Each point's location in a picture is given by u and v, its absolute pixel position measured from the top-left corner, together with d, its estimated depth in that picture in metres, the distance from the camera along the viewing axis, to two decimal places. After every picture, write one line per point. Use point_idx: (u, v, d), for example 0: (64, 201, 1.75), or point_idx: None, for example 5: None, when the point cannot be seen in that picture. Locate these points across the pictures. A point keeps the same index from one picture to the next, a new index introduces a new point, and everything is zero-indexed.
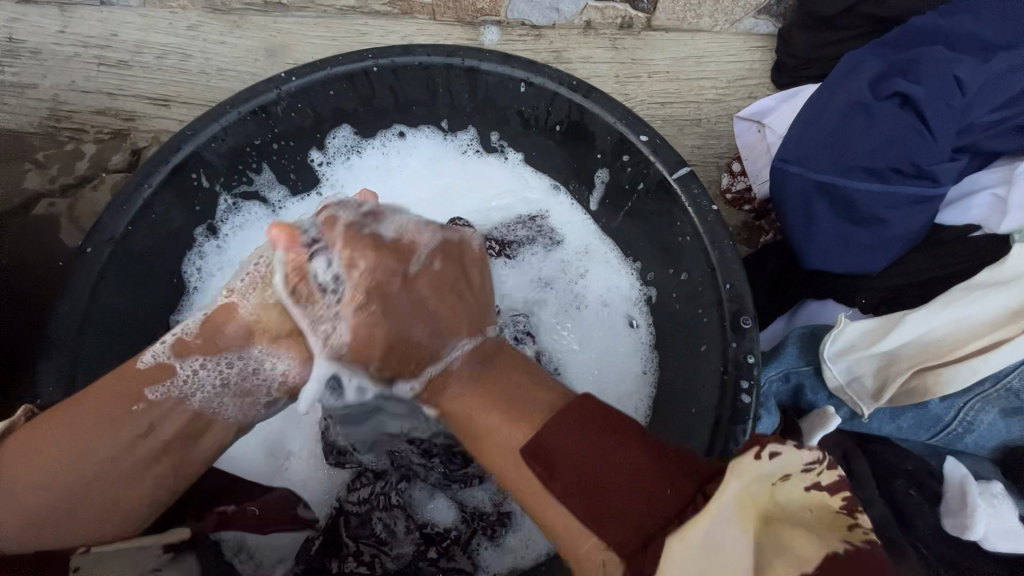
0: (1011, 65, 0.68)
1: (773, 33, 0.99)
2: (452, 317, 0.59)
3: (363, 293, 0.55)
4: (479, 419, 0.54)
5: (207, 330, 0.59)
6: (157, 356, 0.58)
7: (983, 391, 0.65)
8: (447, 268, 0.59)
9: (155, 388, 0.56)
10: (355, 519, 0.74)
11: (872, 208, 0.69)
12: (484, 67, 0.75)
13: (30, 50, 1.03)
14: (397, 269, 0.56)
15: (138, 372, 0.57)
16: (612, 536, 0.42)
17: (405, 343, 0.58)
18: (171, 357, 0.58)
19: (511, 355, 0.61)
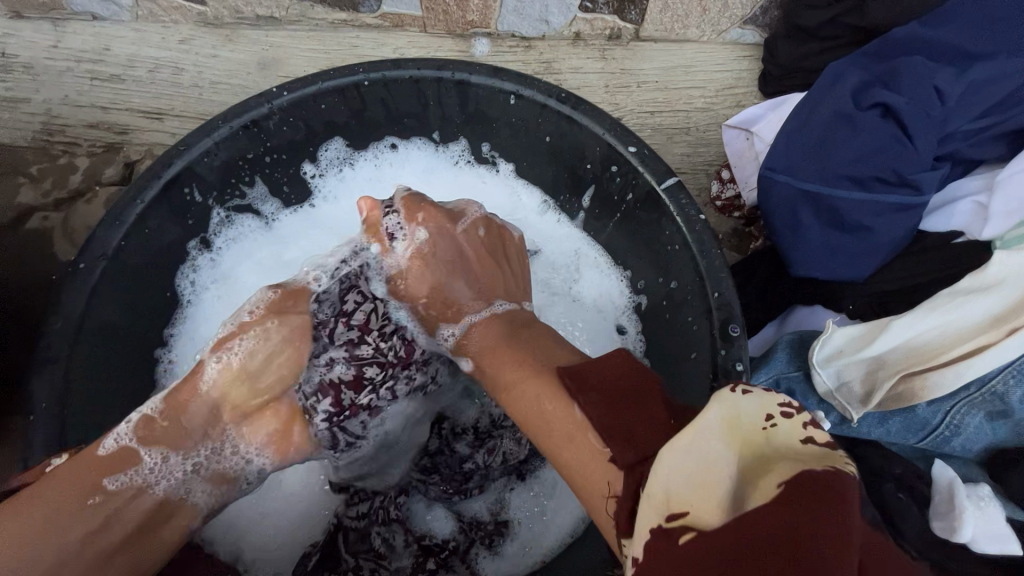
0: (990, 73, 0.69)
1: (759, 43, 1.01)
2: (494, 281, 0.67)
3: (421, 250, 0.66)
4: (504, 372, 0.58)
5: (173, 411, 0.58)
6: (120, 442, 0.55)
7: (969, 395, 0.65)
8: (490, 238, 0.70)
9: (116, 480, 0.54)
10: (354, 535, 0.74)
11: (857, 215, 0.70)
12: (474, 79, 0.76)
13: (23, 65, 1.03)
14: (448, 227, 0.68)
15: (101, 456, 0.54)
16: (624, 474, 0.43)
17: (451, 300, 0.66)
18: (135, 441, 0.56)
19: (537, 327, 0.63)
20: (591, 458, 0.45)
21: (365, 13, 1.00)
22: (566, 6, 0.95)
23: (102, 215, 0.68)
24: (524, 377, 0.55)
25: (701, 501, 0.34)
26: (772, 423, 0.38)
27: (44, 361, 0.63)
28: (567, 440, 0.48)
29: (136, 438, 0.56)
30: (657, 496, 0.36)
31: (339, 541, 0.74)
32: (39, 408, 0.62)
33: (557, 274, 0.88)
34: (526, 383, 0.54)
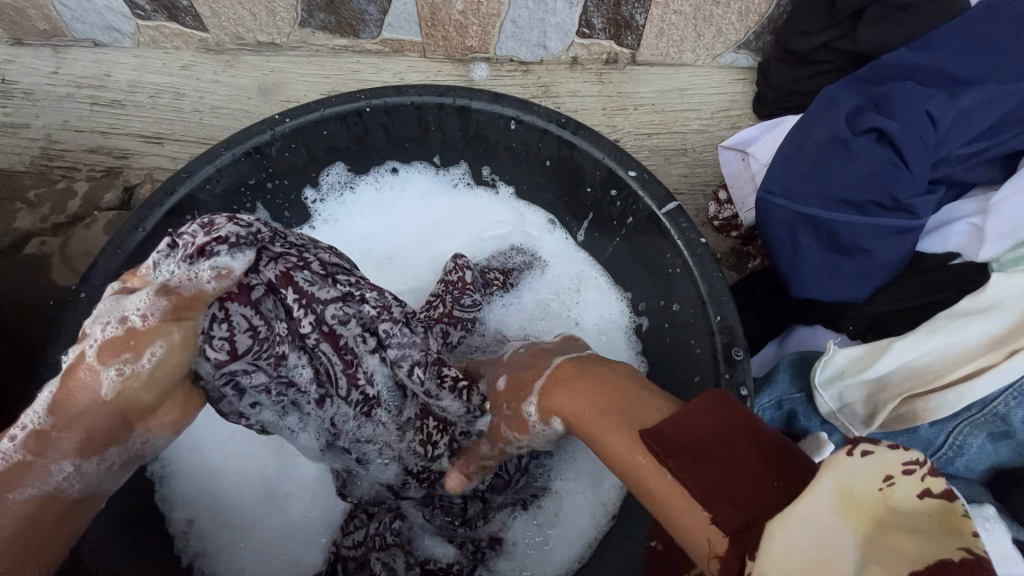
0: (981, 99, 0.71)
1: (753, 66, 1.02)
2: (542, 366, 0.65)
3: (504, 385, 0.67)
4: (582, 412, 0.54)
5: (64, 414, 0.51)
6: (10, 458, 0.51)
7: (970, 415, 0.66)
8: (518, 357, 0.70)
9: (22, 491, 0.51)
10: (352, 563, 0.71)
11: (855, 237, 0.71)
12: (475, 105, 0.77)
13: (23, 92, 1.03)
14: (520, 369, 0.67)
15: None
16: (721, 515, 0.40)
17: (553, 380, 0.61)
18: (23, 452, 0.51)
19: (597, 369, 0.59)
20: (687, 506, 0.43)
21: (365, 40, 1.01)
22: (563, 32, 0.97)
23: (103, 243, 0.68)
24: (604, 421, 0.51)
25: None
26: (890, 485, 0.36)
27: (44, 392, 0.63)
28: (654, 483, 0.46)
29: (25, 449, 0.51)
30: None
31: (337, 571, 0.71)
32: None
33: (562, 293, 0.89)
34: (610, 432, 0.50)
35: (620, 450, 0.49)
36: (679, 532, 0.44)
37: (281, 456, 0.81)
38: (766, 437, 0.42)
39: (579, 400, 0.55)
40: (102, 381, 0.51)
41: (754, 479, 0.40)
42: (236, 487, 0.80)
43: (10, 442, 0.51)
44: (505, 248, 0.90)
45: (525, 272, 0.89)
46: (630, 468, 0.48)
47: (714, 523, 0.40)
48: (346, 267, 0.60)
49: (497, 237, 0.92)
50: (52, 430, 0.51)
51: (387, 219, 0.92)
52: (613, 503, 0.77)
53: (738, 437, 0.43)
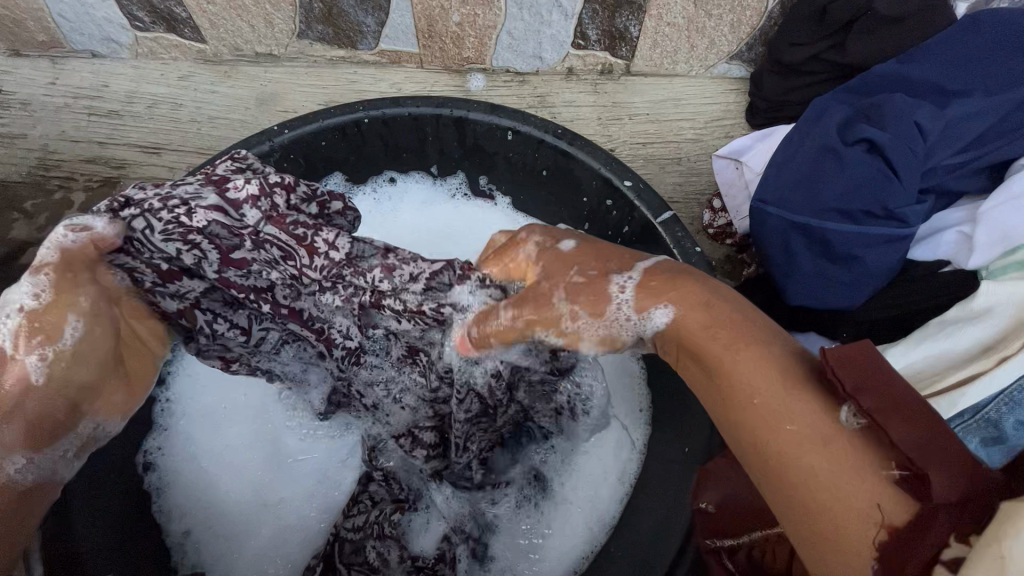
0: (969, 109, 0.72)
1: (745, 76, 1.04)
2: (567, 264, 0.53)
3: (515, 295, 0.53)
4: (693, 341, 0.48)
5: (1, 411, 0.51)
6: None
7: (963, 421, 0.61)
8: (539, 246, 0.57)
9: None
10: (349, 545, 0.69)
11: (847, 246, 0.72)
12: (472, 116, 0.78)
13: (21, 102, 1.04)
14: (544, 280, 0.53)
15: None
16: (920, 486, 0.37)
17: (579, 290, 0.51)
18: None
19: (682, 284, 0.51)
20: (850, 474, 0.39)
21: (362, 51, 1.02)
22: (559, 43, 0.98)
23: None
24: (743, 368, 0.45)
25: None
26: None
27: None
28: (801, 448, 0.41)
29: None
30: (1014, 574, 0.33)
31: (336, 551, 0.69)
32: None
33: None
34: (745, 367, 0.45)
35: (751, 388, 0.44)
36: (808, 493, 0.40)
37: (281, 462, 0.81)
38: (925, 409, 0.38)
39: (704, 336, 0.47)
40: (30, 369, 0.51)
41: (957, 453, 0.37)
42: (233, 489, 0.80)
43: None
44: None
45: None
46: (764, 415, 0.43)
47: (904, 488, 0.38)
48: (282, 248, 0.54)
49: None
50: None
51: (385, 228, 0.93)
52: (610, 511, 0.78)
53: (927, 412, 0.38)
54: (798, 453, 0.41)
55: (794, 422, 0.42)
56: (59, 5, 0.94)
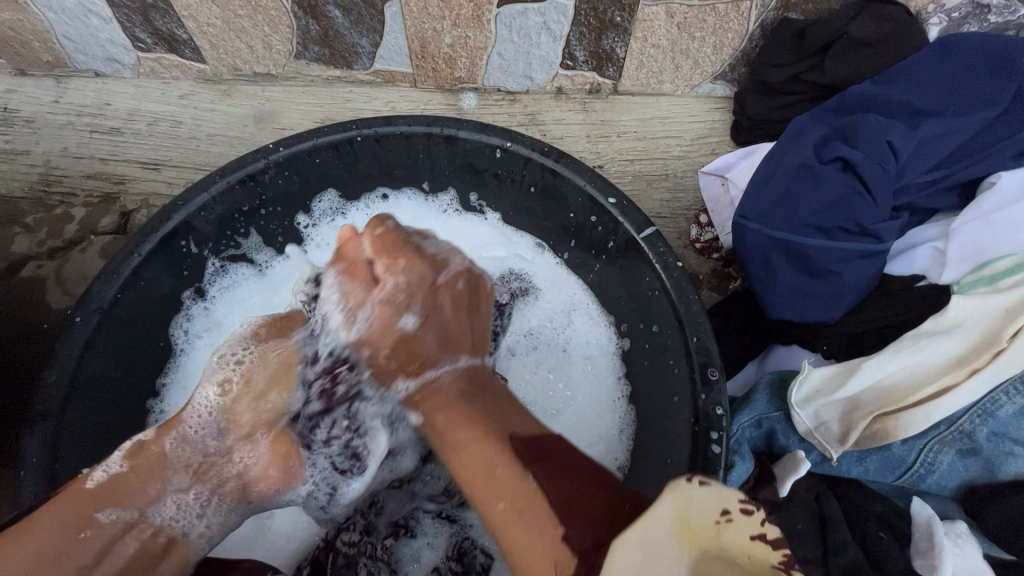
0: (940, 130, 0.75)
1: (729, 95, 1.07)
2: (457, 328, 0.62)
3: (392, 292, 0.61)
4: (459, 430, 0.54)
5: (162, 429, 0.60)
6: (112, 470, 0.57)
7: (938, 433, 0.69)
8: (467, 292, 0.64)
9: (110, 512, 0.55)
10: (342, 561, 0.73)
11: (825, 261, 0.74)
12: (462, 135, 0.81)
13: (25, 119, 1.07)
14: (427, 276, 0.62)
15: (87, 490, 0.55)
16: (573, 528, 0.44)
17: (417, 346, 0.61)
18: (123, 463, 0.58)
19: (498, 389, 0.60)
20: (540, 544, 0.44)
21: (358, 71, 1.05)
22: (548, 64, 1.01)
23: (100, 268, 0.70)
24: (480, 477, 0.51)
25: None
26: (727, 519, 0.39)
27: (39, 416, 0.64)
28: (509, 495, 0.48)
29: (125, 459, 0.58)
30: None
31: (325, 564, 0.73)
32: (29, 465, 0.62)
33: (555, 320, 0.90)
34: (477, 441, 0.52)
35: (486, 449, 0.51)
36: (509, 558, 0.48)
37: None
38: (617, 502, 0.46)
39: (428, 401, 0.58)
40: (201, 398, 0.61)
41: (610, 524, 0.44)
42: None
43: (115, 455, 0.59)
44: (505, 272, 0.93)
45: (519, 297, 0.91)
46: (484, 488, 0.50)
47: (563, 544, 0.43)
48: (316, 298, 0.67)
49: (495, 264, 0.94)
50: (152, 442, 0.60)
51: None
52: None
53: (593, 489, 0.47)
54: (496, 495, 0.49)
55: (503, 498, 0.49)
56: (65, 27, 0.97)
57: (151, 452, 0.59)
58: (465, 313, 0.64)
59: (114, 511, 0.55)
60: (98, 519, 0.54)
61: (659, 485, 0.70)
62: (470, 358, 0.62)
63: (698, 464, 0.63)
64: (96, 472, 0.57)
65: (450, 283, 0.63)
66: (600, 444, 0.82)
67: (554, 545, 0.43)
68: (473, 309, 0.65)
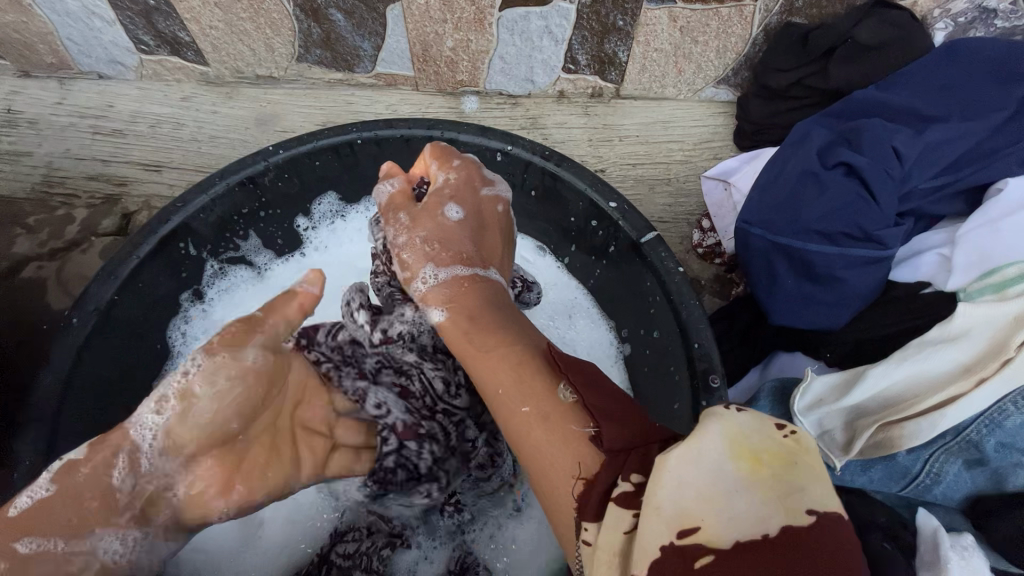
0: (946, 135, 0.74)
1: (733, 100, 1.06)
2: (487, 241, 0.72)
3: (447, 188, 0.72)
4: (479, 360, 0.59)
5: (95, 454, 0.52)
6: (37, 497, 0.50)
7: (944, 443, 0.68)
8: (505, 216, 0.75)
9: (27, 542, 0.48)
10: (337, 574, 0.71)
11: (829, 267, 0.73)
12: (462, 138, 0.80)
13: (28, 121, 1.07)
14: (478, 183, 0.74)
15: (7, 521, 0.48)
16: (610, 433, 0.46)
17: (459, 245, 0.70)
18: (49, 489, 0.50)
19: (504, 307, 0.66)
20: (563, 443, 0.50)
21: (360, 74, 1.05)
22: (550, 68, 1.01)
23: (97, 270, 0.70)
24: (519, 389, 0.55)
25: (712, 517, 0.37)
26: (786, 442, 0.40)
27: (34, 418, 0.64)
28: (529, 400, 0.54)
29: (52, 483, 0.50)
30: (670, 512, 0.37)
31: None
32: (22, 467, 0.61)
33: (555, 323, 0.89)
34: (497, 362, 0.58)
35: (506, 376, 0.56)
36: (536, 470, 0.51)
37: None
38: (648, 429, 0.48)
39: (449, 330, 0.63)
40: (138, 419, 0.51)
41: (645, 426, 0.48)
42: (218, 528, 0.75)
43: (42, 477, 0.51)
44: None
45: None
46: (506, 395, 0.55)
47: (592, 439, 0.49)
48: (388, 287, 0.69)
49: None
50: (82, 463, 0.51)
51: None
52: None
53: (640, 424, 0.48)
54: (541, 441, 0.51)
55: (529, 398, 0.54)
56: (68, 29, 0.98)
57: (81, 475, 0.51)
58: (485, 233, 0.73)
59: (33, 542, 0.48)
60: (18, 553, 0.48)
61: None
62: (497, 273, 0.71)
63: None
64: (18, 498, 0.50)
65: (494, 200, 0.74)
66: None
67: (582, 440, 0.49)
68: (504, 232, 0.75)
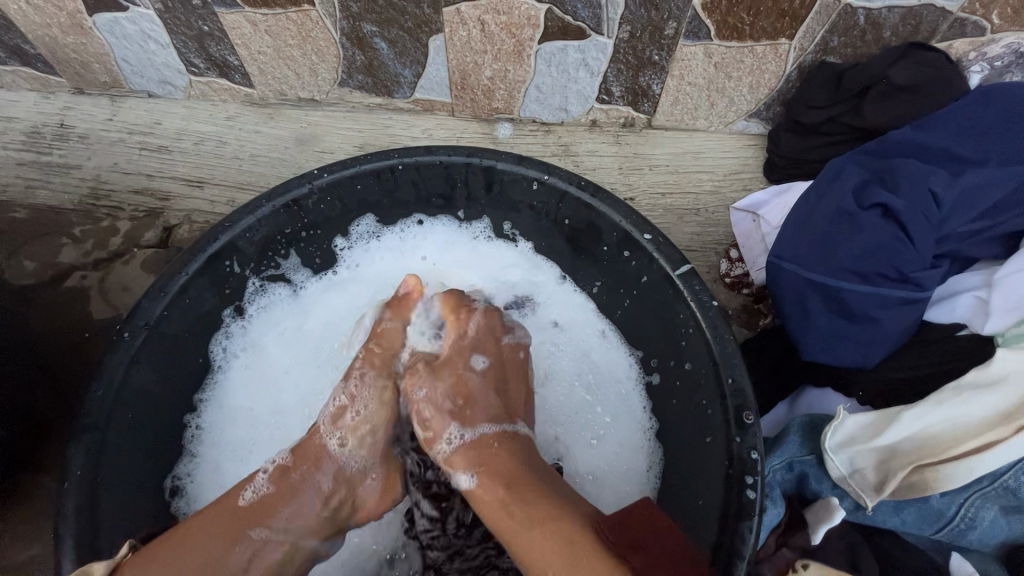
0: (984, 179, 0.75)
1: (763, 132, 1.07)
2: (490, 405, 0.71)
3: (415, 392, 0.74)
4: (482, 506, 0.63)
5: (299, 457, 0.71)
6: (260, 490, 0.66)
7: (982, 488, 0.68)
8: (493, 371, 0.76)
9: (259, 529, 0.64)
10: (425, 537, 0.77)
11: (863, 306, 0.74)
12: (501, 166, 0.82)
13: (79, 135, 1.12)
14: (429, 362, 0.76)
15: (239, 507, 0.64)
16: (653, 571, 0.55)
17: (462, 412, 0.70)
18: (271, 483, 0.68)
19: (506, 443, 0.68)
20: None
21: (398, 99, 1.08)
22: (584, 98, 1.03)
23: (149, 286, 0.73)
24: (542, 529, 0.57)
25: None
26: None
27: (84, 429, 0.66)
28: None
29: (271, 481, 0.68)
30: None
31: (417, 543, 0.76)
32: (74, 476, 0.64)
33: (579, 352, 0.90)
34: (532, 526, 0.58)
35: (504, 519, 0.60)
36: None
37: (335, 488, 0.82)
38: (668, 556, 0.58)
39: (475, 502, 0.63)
40: (330, 446, 0.72)
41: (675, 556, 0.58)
42: None
43: (260, 478, 0.68)
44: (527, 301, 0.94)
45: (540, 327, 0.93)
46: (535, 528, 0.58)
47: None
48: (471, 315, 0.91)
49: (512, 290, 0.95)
50: (293, 470, 0.70)
51: (408, 266, 0.97)
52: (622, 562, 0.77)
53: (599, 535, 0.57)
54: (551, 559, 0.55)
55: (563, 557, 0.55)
56: (124, 51, 1.02)
57: (292, 478, 0.69)
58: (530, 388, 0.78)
59: (262, 530, 0.64)
60: (250, 535, 0.63)
61: (690, 526, 0.69)
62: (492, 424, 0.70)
63: (732, 508, 0.63)
64: (245, 495, 0.66)
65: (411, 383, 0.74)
66: (628, 477, 0.81)
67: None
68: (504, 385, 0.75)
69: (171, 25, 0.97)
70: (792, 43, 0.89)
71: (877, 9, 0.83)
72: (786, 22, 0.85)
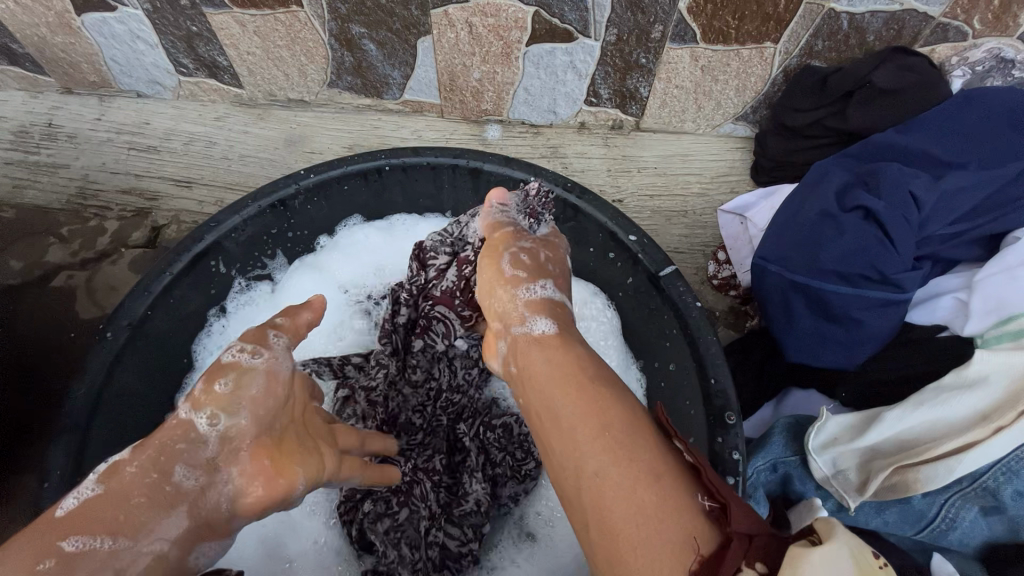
0: (964, 182, 0.76)
1: (750, 135, 1.08)
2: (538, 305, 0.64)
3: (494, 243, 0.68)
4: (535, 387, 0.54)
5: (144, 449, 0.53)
6: (83, 496, 0.49)
7: (961, 488, 0.68)
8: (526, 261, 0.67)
9: (73, 539, 0.45)
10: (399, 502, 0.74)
11: (845, 307, 0.75)
12: (488, 168, 0.82)
13: (67, 135, 1.11)
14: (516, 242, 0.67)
15: (52, 522, 0.46)
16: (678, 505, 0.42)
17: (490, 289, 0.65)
18: (93, 488, 0.49)
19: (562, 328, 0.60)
20: (673, 521, 0.41)
21: (388, 100, 1.09)
22: (572, 100, 1.04)
23: (133, 285, 0.73)
24: (578, 395, 0.50)
25: None
26: None
27: (66, 428, 0.66)
28: (608, 461, 0.45)
29: (99, 482, 0.50)
30: None
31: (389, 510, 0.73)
32: (54, 476, 0.63)
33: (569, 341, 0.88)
34: (582, 402, 0.49)
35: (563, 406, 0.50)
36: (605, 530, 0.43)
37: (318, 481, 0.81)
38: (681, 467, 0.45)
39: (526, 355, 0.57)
40: (197, 426, 0.55)
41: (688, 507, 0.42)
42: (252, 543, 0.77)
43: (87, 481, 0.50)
44: None
45: None
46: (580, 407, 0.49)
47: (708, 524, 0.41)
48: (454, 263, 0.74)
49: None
50: (128, 463, 0.52)
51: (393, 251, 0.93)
52: None
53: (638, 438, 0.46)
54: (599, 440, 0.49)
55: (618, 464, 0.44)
56: (113, 51, 1.02)
57: (128, 474, 0.51)
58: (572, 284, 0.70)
59: (78, 541, 0.45)
60: (60, 550, 0.45)
61: None
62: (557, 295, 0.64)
63: None
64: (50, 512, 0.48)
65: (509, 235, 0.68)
66: None
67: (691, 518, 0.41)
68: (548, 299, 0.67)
69: (160, 26, 0.97)
70: (777, 47, 0.90)
71: (860, 14, 0.84)
72: (771, 26, 0.86)
